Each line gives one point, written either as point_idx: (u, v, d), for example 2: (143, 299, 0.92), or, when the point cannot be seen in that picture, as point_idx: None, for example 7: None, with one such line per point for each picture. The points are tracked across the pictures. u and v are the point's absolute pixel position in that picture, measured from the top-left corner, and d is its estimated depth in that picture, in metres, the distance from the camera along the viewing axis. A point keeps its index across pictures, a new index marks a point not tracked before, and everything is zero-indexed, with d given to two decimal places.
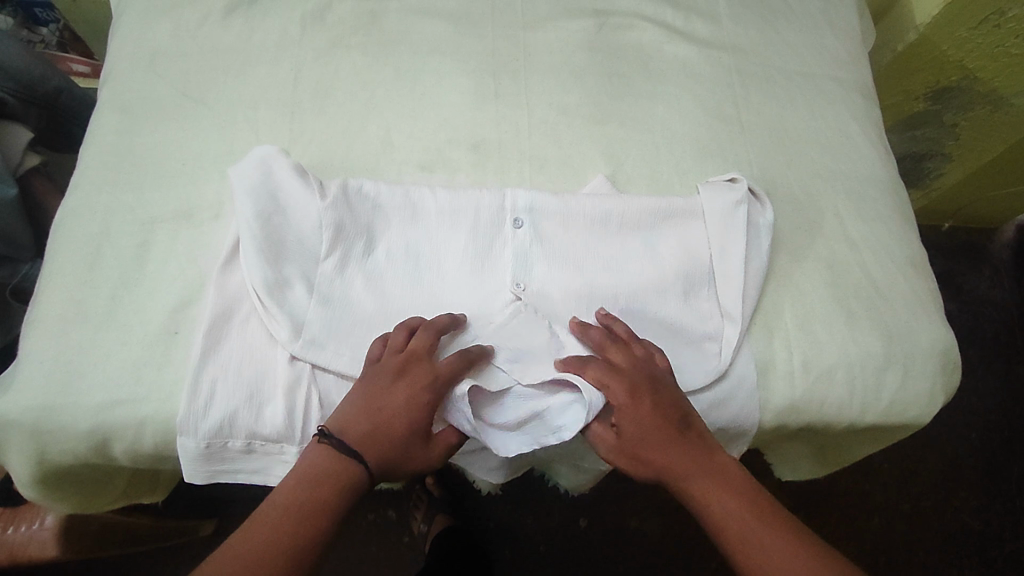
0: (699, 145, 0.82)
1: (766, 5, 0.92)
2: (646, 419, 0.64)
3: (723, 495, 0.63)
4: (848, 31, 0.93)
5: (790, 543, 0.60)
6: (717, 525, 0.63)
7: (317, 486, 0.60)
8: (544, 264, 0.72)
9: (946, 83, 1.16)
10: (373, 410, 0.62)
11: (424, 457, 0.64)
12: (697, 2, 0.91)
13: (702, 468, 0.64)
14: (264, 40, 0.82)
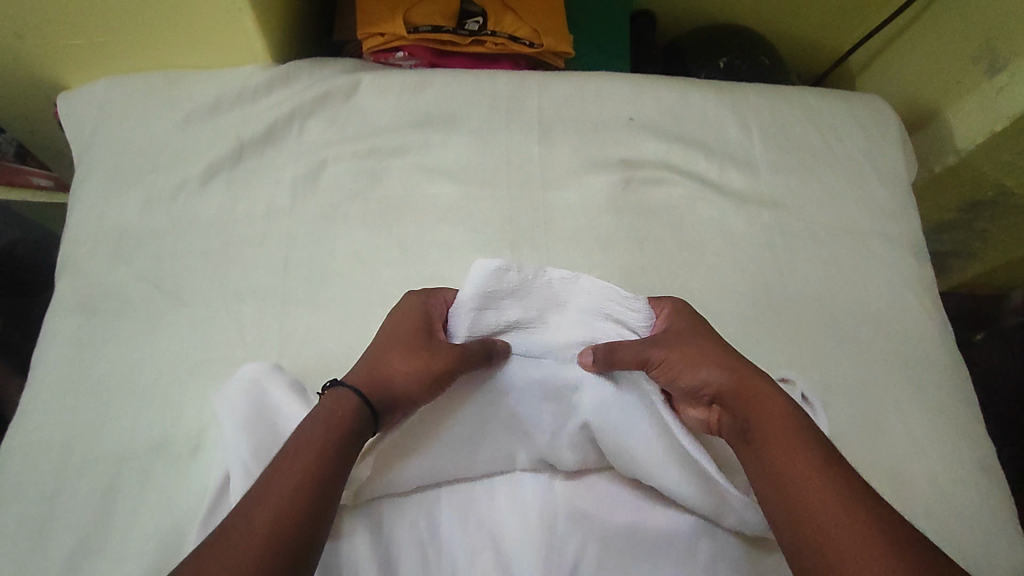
0: (745, 322, 0.73)
1: (808, 147, 0.83)
2: (694, 341, 0.57)
3: (786, 434, 0.50)
4: (896, 173, 0.84)
5: (859, 510, 0.45)
6: (767, 467, 0.50)
7: (313, 421, 0.51)
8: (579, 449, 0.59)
9: (980, 198, 1.09)
10: (390, 348, 0.57)
11: (416, 361, 0.55)
12: (732, 148, 0.82)
13: (767, 392, 0.53)
14: (250, 213, 0.72)
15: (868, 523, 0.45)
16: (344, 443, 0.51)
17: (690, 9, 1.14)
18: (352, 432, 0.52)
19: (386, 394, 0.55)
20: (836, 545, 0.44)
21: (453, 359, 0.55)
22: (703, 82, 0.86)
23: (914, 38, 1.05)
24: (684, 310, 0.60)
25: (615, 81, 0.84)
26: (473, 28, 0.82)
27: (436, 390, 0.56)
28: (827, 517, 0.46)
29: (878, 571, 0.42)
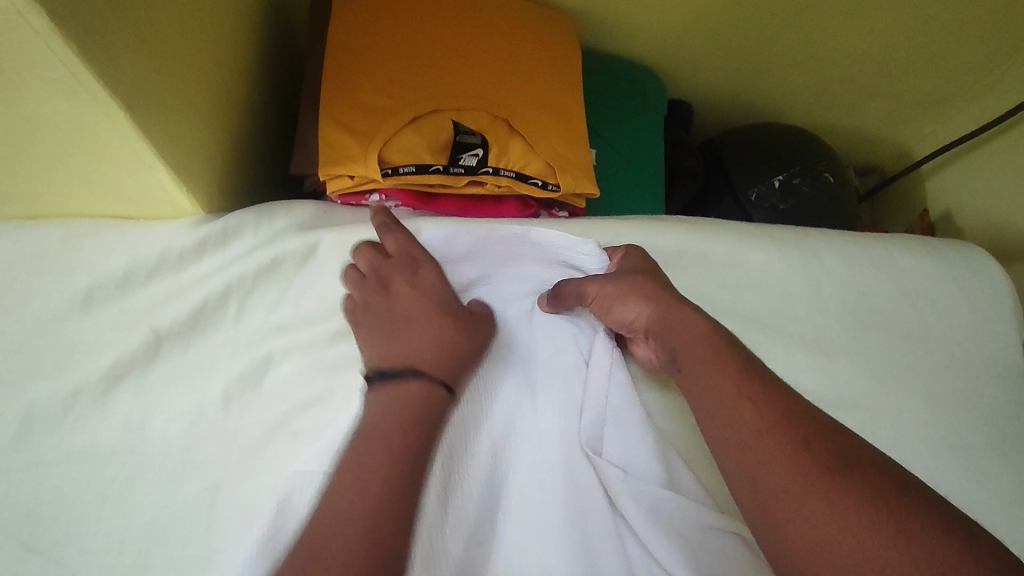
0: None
1: (897, 321, 0.65)
2: (627, 279, 0.55)
3: (714, 364, 0.48)
4: (1007, 354, 0.66)
5: (790, 441, 0.43)
6: (709, 421, 0.47)
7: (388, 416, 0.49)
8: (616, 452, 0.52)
9: None
10: (382, 318, 0.54)
11: (449, 334, 0.52)
12: (803, 323, 0.63)
13: (689, 317, 0.52)
14: (164, 432, 0.53)
15: (803, 461, 0.42)
16: (430, 430, 0.49)
17: (732, 98, 0.94)
18: (430, 421, 0.49)
19: (403, 352, 0.52)
20: (768, 489, 0.42)
21: (433, 281, 0.55)
22: (764, 230, 0.66)
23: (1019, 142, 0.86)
24: (634, 251, 0.59)
25: (654, 231, 0.64)
26: (470, 164, 0.64)
27: (458, 364, 0.52)
28: (761, 461, 0.43)
29: (810, 503, 0.40)
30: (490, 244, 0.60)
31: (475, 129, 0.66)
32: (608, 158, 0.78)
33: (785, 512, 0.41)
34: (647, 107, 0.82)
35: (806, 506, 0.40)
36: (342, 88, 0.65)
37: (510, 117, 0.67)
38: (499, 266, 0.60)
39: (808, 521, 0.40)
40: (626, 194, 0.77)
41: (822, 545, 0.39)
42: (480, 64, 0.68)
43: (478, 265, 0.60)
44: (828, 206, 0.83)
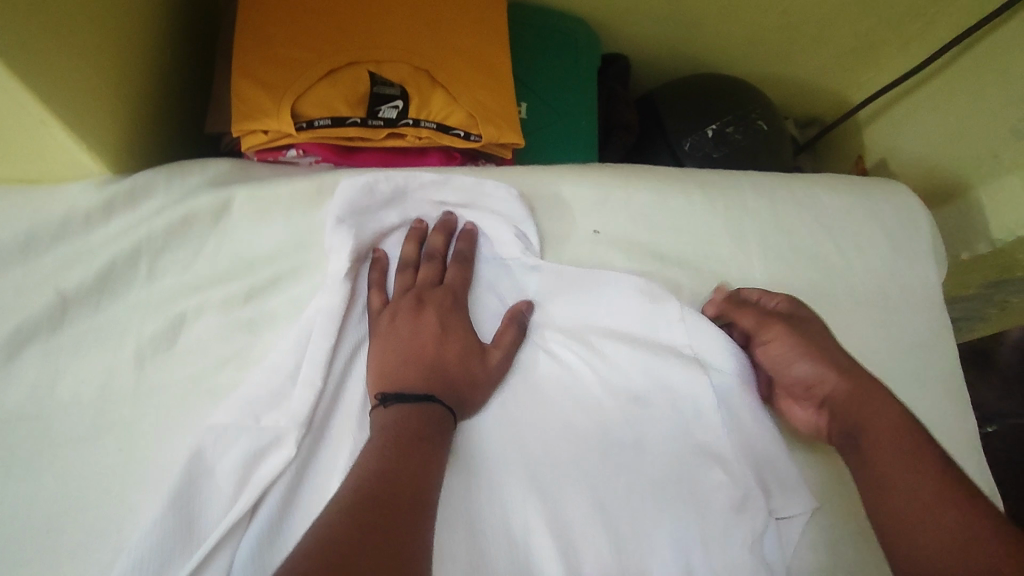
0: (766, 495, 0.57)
1: (819, 259, 0.66)
2: (808, 331, 0.58)
3: (895, 440, 0.52)
4: (926, 289, 0.67)
5: (947, 495, 0.48)
6: (863, 470, 0.53)
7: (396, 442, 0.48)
8: (556, 376, 0.59)
9: (1006, 277, 0.93)
10: (404, 344, 0.54)
11: (472, 374, 0.54)
12: (725, 263, 0.64)
13: (879, 393, 0.55)
14: (74, 396, 0.52)
15: (954, 512, 0.47)
16: (423, 461, 0.47)
17: (668, 51, 0.94)
18: (422, 454, 0.48)
19: (425, 364, 0.53)
20: (910, 537, 0.48)
21: (449, 302, 0.57)
22: (687, 174, 0.67)
23: (946, 88, 0.87)
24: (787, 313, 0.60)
25: (578, 180, 0.64)
26: (390, 116, 0.63)
27: (472, 361, 0.55)
28: (906, 505, 0.49)
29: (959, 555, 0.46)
30: (409, 191, 0.60)
31: (394, 81, 0.64)
32: (540, 111, 0.78)
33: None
34: (577, 61, 0.82)
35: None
36: (255, 41, 0.63)
37: (430, 68, 0.66)
38: (424, 211, 0.61)
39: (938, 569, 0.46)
40: (555, 146, 0.78)
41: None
42: (398, 15, 0.67)
43: (398, 213, 0.60)
44: (761, 152, 0.84)
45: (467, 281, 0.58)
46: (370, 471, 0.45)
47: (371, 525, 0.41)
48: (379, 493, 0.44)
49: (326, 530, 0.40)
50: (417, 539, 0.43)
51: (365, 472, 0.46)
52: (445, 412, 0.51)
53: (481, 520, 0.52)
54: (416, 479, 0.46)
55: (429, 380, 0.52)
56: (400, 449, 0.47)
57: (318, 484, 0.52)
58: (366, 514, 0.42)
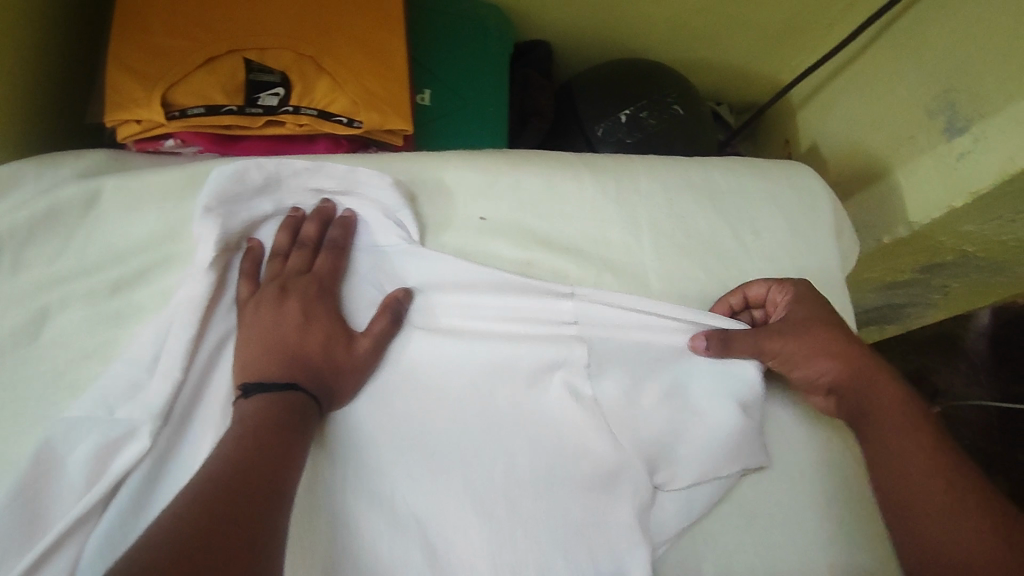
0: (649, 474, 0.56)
1: (713, 243, 0.64)
2: (828, 320, 0.57)
3: (901, 429, 0.52)
4: (826, 274, 0.66)
5: (946, 484, 0.48)
6: (875, 451, 0.52)
7: (255, 431, 0.46)
8: (433, 364, 0.57)
9: (937, 261, 0.91)
10: (267, 335, 0.52)
11: (338, 362, 0.53)
12: (615, 248, 0.63)
13: (884, 383, 0.55)
14: None
15: (951, 500, 0.48)
16: (283, 448, 0.46)
17: (592, 36, 0.93)
18: (282, 439, 0.46)
19: (287, 355, 0.51)
20: (927, 516, 0.48)
21: (315, 289, 0.55)
22: (579, 158, 0.65)
23: (865, 69, 0.86)
24: (806, 301, 0.58)
25: (462, 165, 0.62)
26: (269, 103, 0.62)
27: (339, 348, 0.53)
28: (919, 484, 0.49)
29: (977, 532, 0.46)
30: (284, 178, 0.59)
31: (275, 67, 0.63)
32: (445, 97, 0.77)
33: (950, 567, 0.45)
34: (487, 46, 0.81)
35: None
36: (129, 28, 0.62)
37: (314, 54, 0.64)
38: (298, 198, 0.60)
39: (952, 542, 0.46)
40: (460, 133, 0.77)
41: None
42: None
43: (272, 199, 0.59)
44: (678, 136, 0.82)
45: (339, 268, 0.58)
46: (224, 463, 0.43)
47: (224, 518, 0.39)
48: (234, 485, 0.41)
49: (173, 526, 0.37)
50: (273, 531, 0.41)
51: (220, 463, 0.43)
52: (307, 399, 0.50)
53: (342, 508, 0.51)
54: (274, 471, 0.44)
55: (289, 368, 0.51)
56: (258, 441, 0.45)
57: (177, 473, 0.52)
58: (221, 504, 0.40)
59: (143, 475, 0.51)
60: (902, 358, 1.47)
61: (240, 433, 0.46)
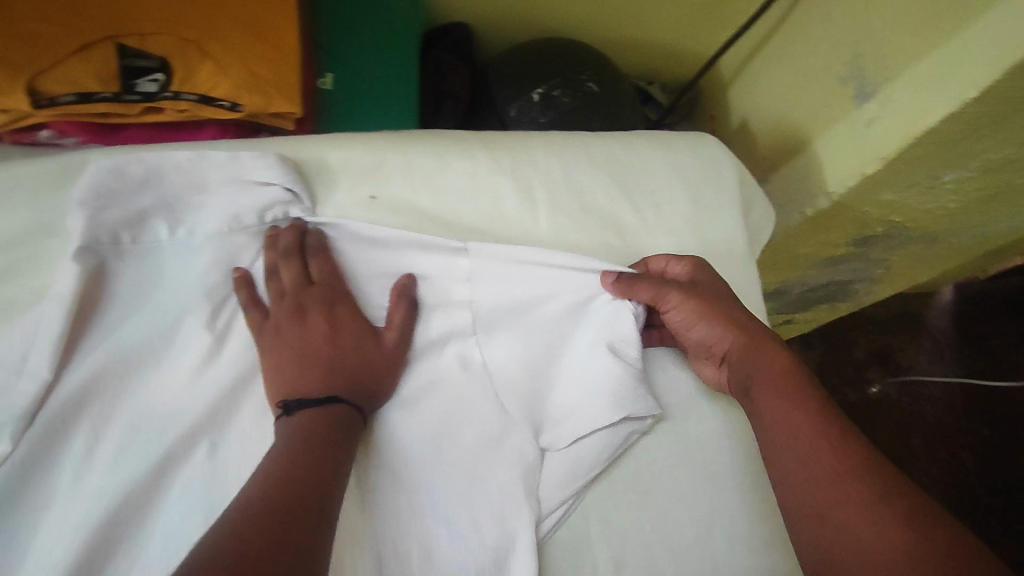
0: (534, 436, 0.55)
1: (611, 217, 0.62)
2: (719, 296, 0.58)
3: (782, 394, 0.52)
4: (730, 245, 0.64)
5: (829, 452, 0.48)
6: (758, 422, 0.53)
7: (298, 445, 0.47)
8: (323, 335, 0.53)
9: (871, 233, 0.89)
10: (297, 350, 0.52)
11: (370, 364, 0.53)
12: (511, 225, 0.61)
13: (766, 347, 0.55)
14: None
15: (834, 467, 0.47)
16: (331, 460, 0.47)
17: (512, 19, 0.92)
18: (327, 450, 0.47)
19: (321, 367, 0.51)
20: (803, 489, 0.47)
21: (330, 296, 0.55)
22: (474, 135, 0.63)
23: (783, 42, 0.85)
24: (701, 267, 0.59)
25: (349, 145, 0.60)
26: (148, 90, 0.61)
27: (361, 349, 0.53)
28: (798, 457, 0.49)
29: (846, 505, 0.45)
30: (167, 167, 0.55)
31: (154, 53, 0.61)
32: (348, 80, 0.75)
33: (829, 535, 0.45)
34: (397, 30, 0.80)
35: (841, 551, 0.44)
36: None
37: (197, 38, 0.62)
38: (184, 190, 0.56)
39: (839, 515, 0.45)
40: (365, 117, 0.75)
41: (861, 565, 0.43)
42: None
43: (153, 192, 0.55)
44: (594, 113, 0.81)
45: (334, 268, 0.57)
46: (275, 482, 0.44)
47: (282, 547, 0.40)
48: (283, 506, 0.42)
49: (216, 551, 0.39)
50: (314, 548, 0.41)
51: (269, 482, 0.44)
52: (351, 412, 0.50)
53: (221, 486, 0.50)
54: (313, 501, 0.44)
55: (321, 378, 0.51)
56: (312, 457, 0.46)
57: (47, 477, 0.49)
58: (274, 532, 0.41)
59: (1, 486, 0.47)
60: (864, 337, 1.45)
61: (283, 451, 0.46)
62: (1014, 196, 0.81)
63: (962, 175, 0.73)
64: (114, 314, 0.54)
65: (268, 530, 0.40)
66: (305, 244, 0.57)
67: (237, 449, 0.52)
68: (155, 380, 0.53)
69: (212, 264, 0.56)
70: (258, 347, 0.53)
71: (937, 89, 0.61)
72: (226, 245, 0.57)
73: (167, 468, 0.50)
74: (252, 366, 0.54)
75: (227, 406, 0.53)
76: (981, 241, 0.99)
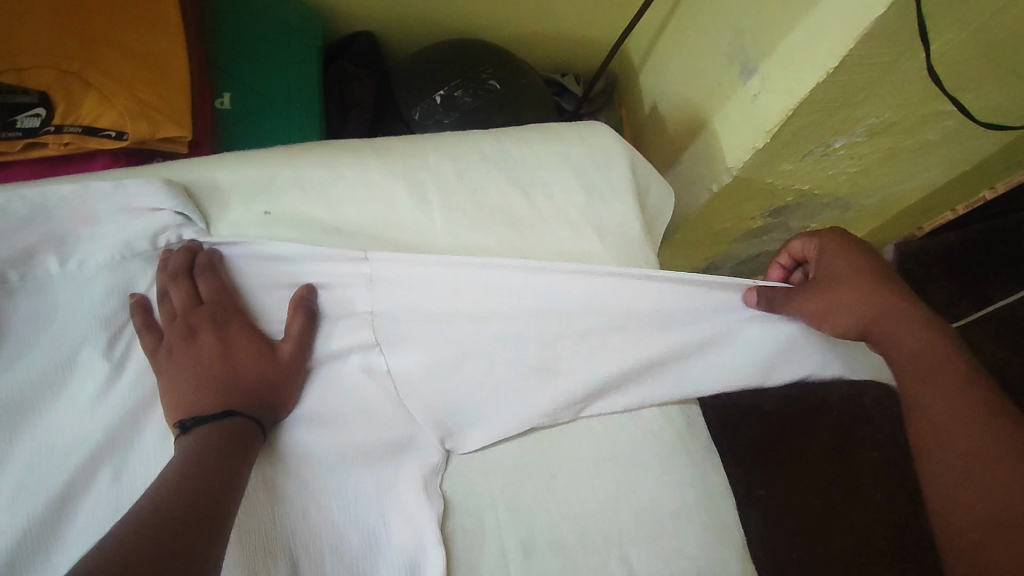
0: (439, 441, 0.57)
1: (509, 212, 0.63)
2: (854, 268, 0.57)
3: (935, 375, 0.52)
4: (626, 234, 0.64)
5: (976, 427, 0.49)
6: (908, 388, 0.54)
7: (192, 459, 0.48)
8: (219, 353, 0.55)
9: (781, 203, 0.91)
10: (191, 371, 0.54)
11: (266, 374, 0.55)
12: (407, 230, 0.61)
13: (917, 316, 0.54)
14: None
15: (982, 446, 0.48)
16: (223, 469, 0.49)
17: (415, 21, 0.92)
18: (218, 461, 0.49)
19: (216, 383, 0.54)
20: (949, 466, 0.49)
21: (219, 314, 0.56)
22: (367, 144, 0.63)
23: (680, 25, 0.87)
24: (824, 240, 0.60)
25: (239, 165, 0.59)
26: (30, 125, 0.61)
27: (255, 362, 0.55)
28: (943, 429, 0.50)
29: (980, 487, 0.47)
30: (48, 202, 0.53)
31: (33, 87, 0.61)
32: (247, 98, 0.76)
33: (945, 510, 0.49)
34: (292, 44, 0.80)
35: (970, 539, 0.47)
36: None
37: (77, 69, 0.62)
38: (70, 223, 0.55)
39: (960, 505, 0.48)
40: (264, 135, 0.75)
41: (967, 534, 0.47)
42: (37, 14, 0.62)
43: (36, 229, 0.54)
44: (497, 110, 0.82)
45: (225, 286, 0.58)
46: (167, 492, 0.46)
47: (177, 547, 0.42)
48: (172, 511, 0.44)
49: (117, 547, 0.40)
50: (204, 548, 0.43)
51: (161, 492, 0.46)
52: (248, 422, 0.53)
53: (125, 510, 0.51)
54: (203, 506, 0.45)
55: (214, 392, 0.53)
56: (204, 467, 0.48)
57: None
58: (163, 535, 0.42)
59: None
60: None
61: (178, 465, 0.48)
62: (908, 156, 0.85)
63: (850, 140, 0.75)
64: (6, 353, 0.54)
65: (156, 532, 0.42)
66: (194, 265, 0.57)
67: (142, 472, 0.53)
68: (54, 416, 0.54)
69: (106, 294, 0.56)
70: (154, 369, 0.55)
71: (803, 61, 0.63)
72: (120, 273, 0.57)
73: (67, 500, 0.51)
74: (151, 393, 0.55)
75: (128, 431, 0.54)
76: (893, 200, 1.02)
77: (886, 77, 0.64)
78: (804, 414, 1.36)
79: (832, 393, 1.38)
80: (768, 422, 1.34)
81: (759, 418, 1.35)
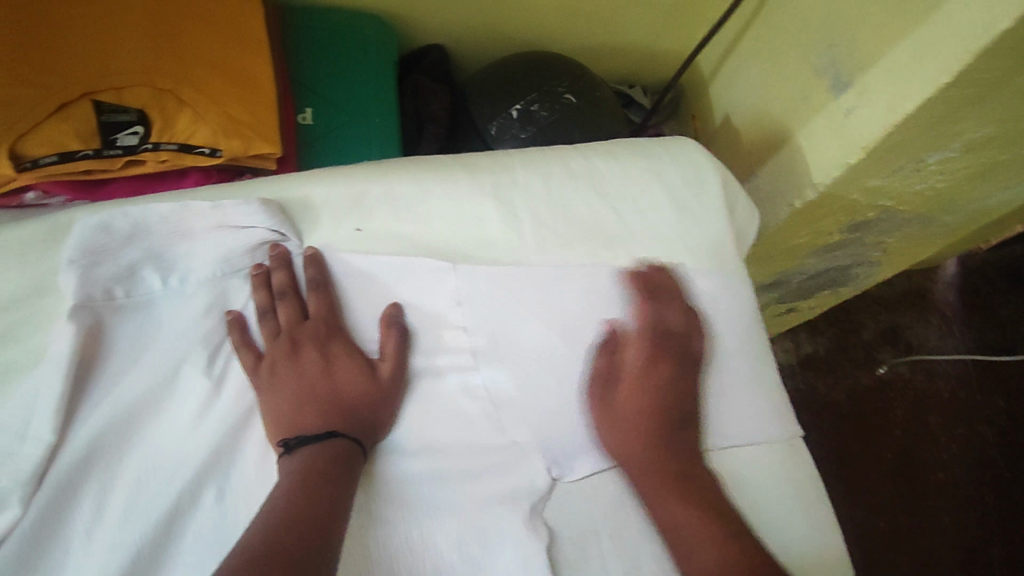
0: (548, 469, 0.57)
1: (603, 231, 0.59)
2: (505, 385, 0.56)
3: (660, 470, 0.55)
4: (720, 251, 0.61)
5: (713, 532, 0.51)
6: (665, 505, 0.53)
7: (301, 486, 0.48)
8: (321, 373, 0.56)
9: (862, 218, 0.87)
10: (295, 389, 0.55)
11: (371, 395, 0.55)
12: (496, 246, 0.59)
13: (659, 452, 0.55)
14: None
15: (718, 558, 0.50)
16: (329, 496, 0.48)
17: (484, 34, 0.92)
18: (321, 487, 0.49)
19: (320, 403, 0.55)
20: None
21: (322, 332, 0.57)
22: (454, 158, 0.61)
23: (759, 36, 0.85)
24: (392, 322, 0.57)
25: (332, 180, 0.58)
26: (130, 143, 0.62)
27: (358, 382, 0.56)
28: (685, 513, 0.53)
29: None
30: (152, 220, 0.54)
31: (132, 106, 0.62)
32: (327, 114, 0.76)
33: None
34: (366, 59, 0.80)
35: None
36: None
37: (173, 86, 0.63)
38: (172, 240, 0.55)
39: None
40: (342, 150, 0.75)
41: None
42: (135, 31, 0.63)
43: (139, 246, 0.54)
44: (573, 124, 0.81)
45: (331, 303, 0.58)
46: (277, 518, 0.46)
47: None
48: (281, 541, 0.44)
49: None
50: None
51: (271, 520, 0.46)
52: (354, 445, 0.53)
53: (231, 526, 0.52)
54: (310, 535, 0.45)
55: (319, 413, 0.55)
56: (309, 492, 0.48)
57: (61, 537, 0.51)
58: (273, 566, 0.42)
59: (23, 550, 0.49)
60: (877, 313, 1.39)
61: (284, 491, 0.48)
62: (1001, 170, 0.81)
63: (947, 156, 0.72)
64: (112, 369, 0.54)
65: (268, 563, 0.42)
66: (294, 281, 0.58)
67: (244, 490, 0.54)
68: (158, 432, 0.54)
69: (206, 310, 0.56)
70: (255, 389, 0.55)
71: (913, 73, 0.60)
72: (219, 289, 0.57)
73: (176, 515, 0.52)
74: (251, 408, 0.56)
75: (230, 449, 0.54)
76: (974, 215, 0.98)
77: (999, 88, 0.60)
78: (867, 433, 1.31)
79: (899, 412, 1.32)
80: (832, 441, 1.30)
81: (822, 437, 1.30)
